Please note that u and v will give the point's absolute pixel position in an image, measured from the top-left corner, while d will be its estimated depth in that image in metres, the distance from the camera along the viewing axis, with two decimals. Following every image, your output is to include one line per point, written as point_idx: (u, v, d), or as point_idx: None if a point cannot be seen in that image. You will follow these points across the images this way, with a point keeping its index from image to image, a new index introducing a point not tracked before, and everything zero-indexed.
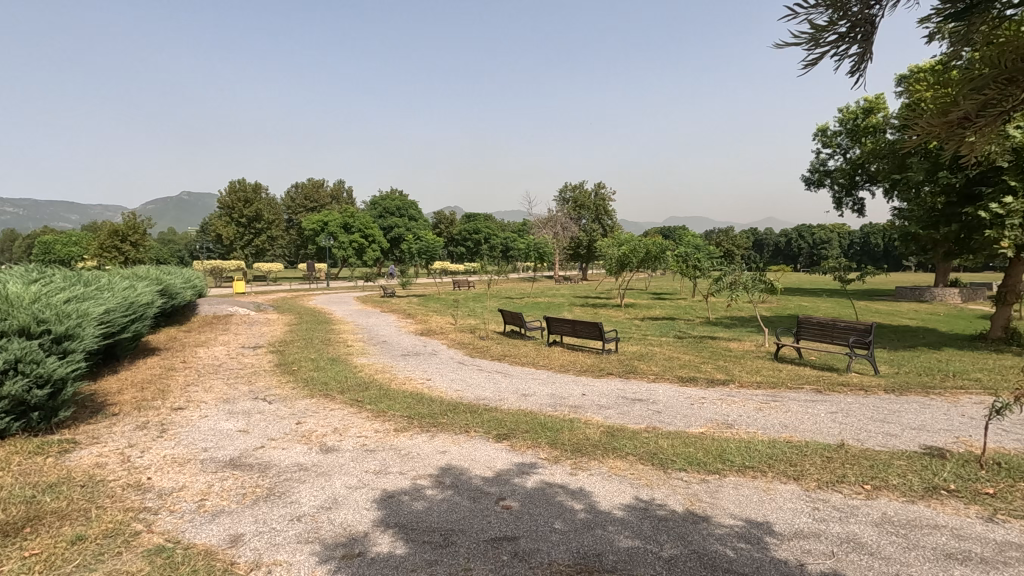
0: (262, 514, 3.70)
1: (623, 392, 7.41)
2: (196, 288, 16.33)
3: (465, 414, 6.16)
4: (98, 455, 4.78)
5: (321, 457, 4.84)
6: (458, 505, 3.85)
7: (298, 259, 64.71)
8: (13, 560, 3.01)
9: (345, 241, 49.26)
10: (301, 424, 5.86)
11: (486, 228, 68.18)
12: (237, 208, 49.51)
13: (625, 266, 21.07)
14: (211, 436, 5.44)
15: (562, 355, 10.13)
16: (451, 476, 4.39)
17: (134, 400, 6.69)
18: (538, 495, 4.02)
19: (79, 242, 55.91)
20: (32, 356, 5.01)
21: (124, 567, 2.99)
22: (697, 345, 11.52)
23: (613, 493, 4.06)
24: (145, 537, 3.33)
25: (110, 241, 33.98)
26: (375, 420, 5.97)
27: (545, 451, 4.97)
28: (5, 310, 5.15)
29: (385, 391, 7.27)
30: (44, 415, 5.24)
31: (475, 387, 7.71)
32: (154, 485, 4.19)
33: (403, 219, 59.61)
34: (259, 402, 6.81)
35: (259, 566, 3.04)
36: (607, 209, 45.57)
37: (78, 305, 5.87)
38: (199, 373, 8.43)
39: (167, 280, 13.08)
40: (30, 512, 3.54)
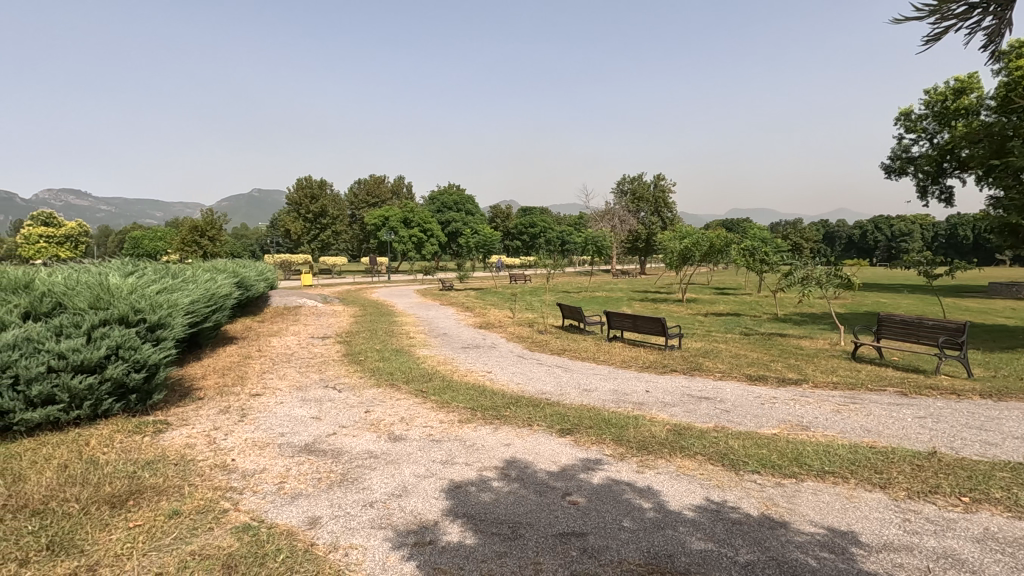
0: (338, 499, 3.84)
1: (689, 390, 7.19)
2: (267, 281, 17.16)
3: (528, 408, 6.18)
4: (188, 436, 5.12)
5: (389, 446, 4.98)
6: (524, 498, 3.86)
7: (359, 253, 66.92)
8: (120, 529, 3.27)
9: (405, 235, 50.41)
10: (369, 413, 6.05)
11: (542, 222, 68.19)
12: (303, 204, 51.67)
13: (687, 260, 20.30)
14: (286, 422, 5.72)
15: (623, 351, 9.95)
16: (517, 469, 4.41)
17: (216, 385, 7.13)
18: (605, 492, 3.97)
19: (163, 237, 60.29)
20: (130, 343, 5.41)
21: (215, 542, 3.18)
22: (765, 343, 11.03)
23: (684, 493, 3.94)
24: (233, 515, 3.54)
25: (190, 237, 36.51)
26: (439, 411, 6.10)
27: (610, 448, 4.90)
28: (106, 301, 5.55)
29: (448, 382, 7.39)
30: (140, 398, 5.70)
31: (536, 381, 7.70)
32: (238, 466, 4.45)
33: (460, 213, 60.33)
34: (329, 390, 7.09)
35: (336, 549, 3.17)
36: (667, 202, 43.76)
37: (168, 296, 6.26)
38: (274, 362, 8.89)
39: (242, 273, 13.82)
40: (133, 486, 3.84)
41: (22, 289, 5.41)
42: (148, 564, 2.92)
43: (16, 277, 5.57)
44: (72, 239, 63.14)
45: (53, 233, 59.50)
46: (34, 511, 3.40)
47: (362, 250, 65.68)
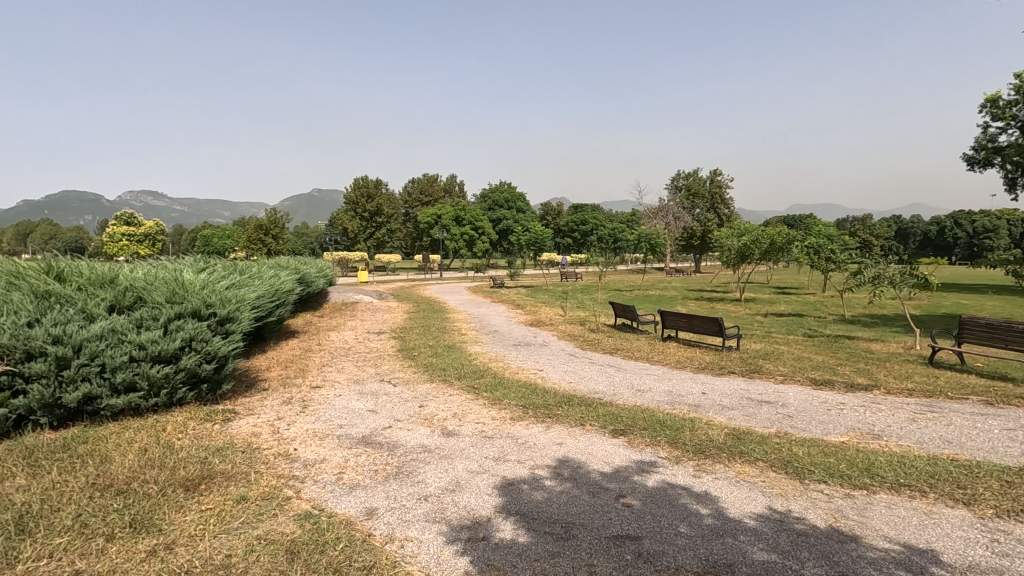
0: (393, 491, 3.93)
1: (748, 393, 6.91)
2: (326, 278, 17.81)
3: (580, 407, 6.12)
4: (254, 425, 5.38)
5: (443, 441, 5.05)
6: (577, 498, 3.82)
7: (413, 251, 68.39)
8: (194, 511, 3.46)
9: (457, 233, 51.09)
10: (423, 407, 6.16)
11: (594, 219, 67.51)
12: (360, 203, 53.29)
13: (745, 258, 19.57)
14: (344, 414, 5.91)
15: (678, 351, 9.70)
16: (569, 468, 4.37)
17: (279, 377, 7.46)
18: (660, 496, 3.87)
19: (232, 235, 63.71)
20: (203, 335, 5.76)
21: (280, 528, 3.32)
22: (831, 345, 10.49)
23: (744, 500, 3.79)
24: (296, 503, 3.68)
25: (256, 235, 38.34)
26: (492, 408, 6.13)
27: (664, 450, 4.78)
28: (182, 295, 5.90)
29: (500, 379, 7.42)
30: (211, 387, 6.04)
31: (588, 381, 7.62)
32: (299, 455, 4.62)
33: (511, 211, 60.60)
34: (385, 384, 7.27)
35: (393, 540, 3.24)
36: (724, 198, 42.36)
37: (236, 292, 6.61)
38: (333, 355, 9.21)
39: (303, 270, 14.38)
40: (205, 471, 4.07)
41: (108, 283, 5.78)
42: (219, 546, 3.07)
43: (104, 272, 5.98)
44: (151, 237, 67.82)
45: (134, 232, 64.09)
46: (119, 490, 3.66)
47: (415, 247, 67.13)
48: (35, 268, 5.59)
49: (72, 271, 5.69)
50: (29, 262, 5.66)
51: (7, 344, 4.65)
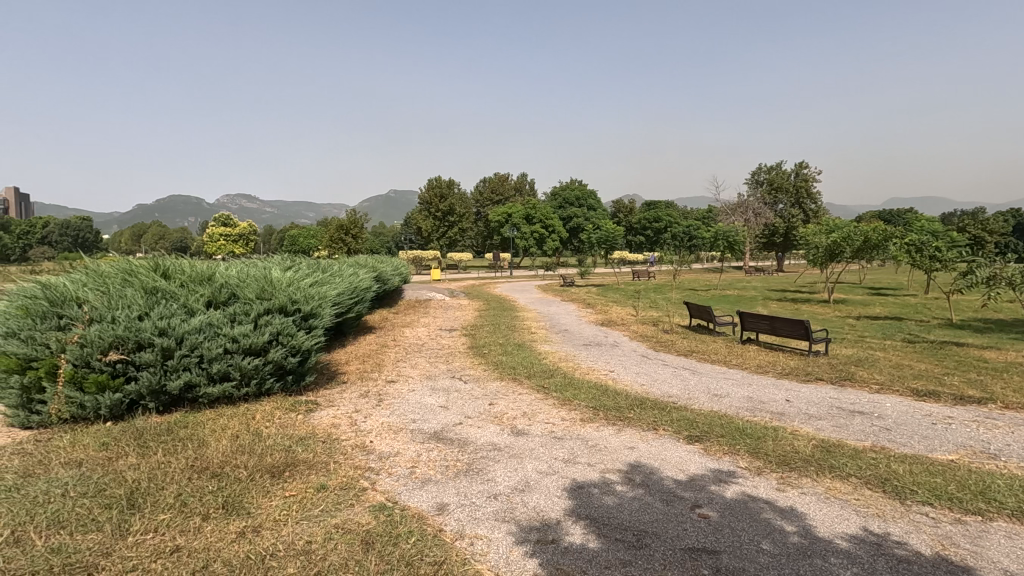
0: (464, 488, 3.97)
1: (838, 402, 6.42)
2: (401, 276, 18.40)
3: (653, 410, 5.93)
4: (334, 417, 5.63)
5: (513, 440, 5.06)
6: (650, 506, 3.69)
7: (484, 249, 69.46)
8: (279, 497, 3.67)
9: (527, 232, 51.33)
10: (493, 405, 6.21)
11: (667, 216, 65.55)
12: (434, 203, 54.72)
13: (835, 256, 18.24)
14: (417, 409, 6.06)
15: (758, 355, 9.19)
16: (642, 474, 4.23)
17: (358, 371, 7.79)
18: (740, 508, 3.66)
19: (315, 235, 67.52)
20: (288, 330, 6.13)
21: (356, 518, 3.44)
22: (936, 352, 9.54)
23: (835, 519, 3.50)
24: (371, 494, 3.81)
25: (337, 234, 40.45)
26: (562, 408, 6.08)
27: (744, 460, 4.53)
28: (270, 291, 6.28)
29: (570, 379, 7.35)
30: (296, 378, 6.42)
31: (662, 383, 7.37)
32: (375, 448, 4.79)
33: (582, 209, 60.03)
34: (456, 381, 7.39)
35: (463, 537, 3.26)
36: (811, 191, 39.70)
37: (319, 289, 6.96)
38: (406, 351, 9.50)
39: (380, 268, 14.95)
40: (289, 459, 4.30)
41: (205, 279, 6.24)
42: (300, 532, 3.23)
43: (203, 268, 6.45)
44: (245, 237, 73.23)
45: (231, 232, 69.52)
46: (213, 473, 3.94)
47: (486, 246, 68.15)
48: (145, 266, 6.13)
49: (176, 269, 6.19)
50: (140, 260, 6.21)
51: (121, 335, 5.14)
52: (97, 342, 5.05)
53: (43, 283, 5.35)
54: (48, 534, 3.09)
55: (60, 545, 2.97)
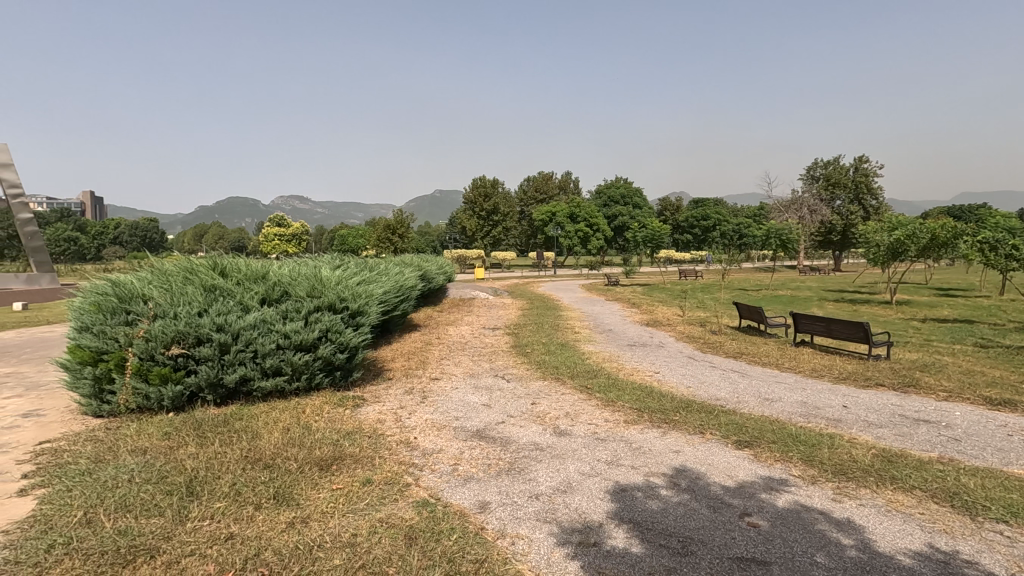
0: (505, 487, 3.98)
1: (901, 409, 6.06)
2: (446, 275, 18.65)
3: (700, 414, 5.77)
4: (380, 413, 5.75)
5: (555, 440, 5.03)
6: (696, 512, 3.59)
7: (528, 248, 69.56)
8: (326, 490, 3.78)
9: (571, 231, 51.14)
10: (535, 405, 6.20)
11: (716, 214, 63.83)
12: (478, 203, 55.18)
13: (898, 255, 17.29)
14: (460, 407, 6.11)
15: (813, 358, 8.80)
16: (687, 479, 4.12)
17: (403, 368, 7.94)
18: (792, 518, 3.51)
19: (364, 234, 69.40)
20: (337, 327, 6.29)
21: (399, 513, 3.50)
22: (1012, 358, 8.88)
23: (897, 534, 3.30)
24: (414, 490, 3.87)
25: (384, 234, 41.42)
26: (605, 409, 6.01)
27: (798, 468, 4.35)
28: (320, 289, 6.46)
29: (614, 380, 7.24)
30: (343, 374, 6.59)
31: (709, 386, 7.15)
32: (419, 444, 4.86)
33: (627, 207, 59.19)
34: (498, 380, 7.42)
35: (504, 536, 3.27)
36: (872, 187, 37.74)
37: (366, 287, 7.11)
38: (450, 349, 9.61)
39: (425, 267, 15.18)
40: (336, 453, 4.42)
41: (260, 277, 6.48)
42: (346, 524, 3.31)
43: (257, 267, 6.69)
44: (298, 237, 75.94)
45: (285, 232, 72.32)
46: (265, 464, 4.09)
47: (530, 245, 68.23)
48: (205, 265, 6.42)
49: (232, 267, 6.45)
50: (200, 258, 6.51)
51: (182, 330, 5.41)
52: (160, 337, 5.34)
53: (113, 281, 5.70)
54: (115, 517, 3.28)
55: (126, 527, 3.15)
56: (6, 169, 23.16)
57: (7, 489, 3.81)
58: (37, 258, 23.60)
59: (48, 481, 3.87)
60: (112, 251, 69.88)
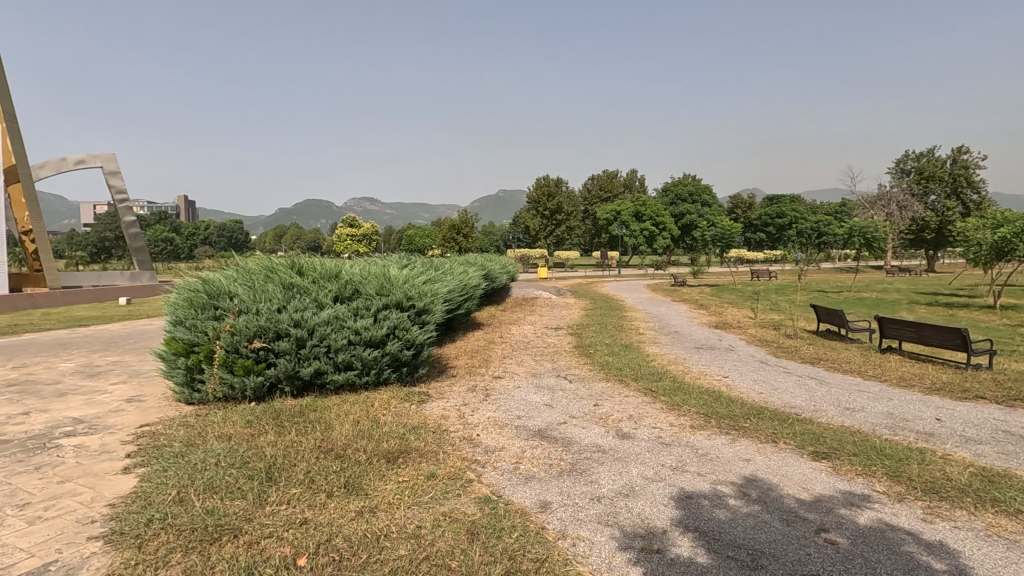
0: (567, 488, 3.96)
1: (1005, 425, 5.50)
2: (510, 274, 18.80)
3: (773, 421, 5.49)
4: (444, 409, 5.89)
5: (618, 443, 4.95)
6: (767, 524, 3.42)
7: (592, 248, 68.90)
8: (393, 482, 3.91)
9: (637, 228, 50.45)
10: (598, 406, 6.13)
11: (793, 211, 60.58)
12: (542, 203, 55.22)
13: (1003, 254, 15.72)
14: (522, 406, 6.14)
15: (902, 366, 8.16)
16: (758, 489, 3.94)
17: (466, 365, 8.07)
18: (875, 537, 3.28)
19: (430, 234, 71.28)
20: (404, 325, 6.50)
21: (462, 508, 3.57)
22: None
23: (998, 563, 3.00)
24: (477, 487, 3.93)
25: (450, 233, 42.36)
26: (670, 413, 5.85)
27: (882, 483, 4.05)
28: (389, 287, 6.69)
29: (679, 383, 7.03)
30: (410, 370, 6.81)
31: (783, 392, 6.79)
32: (481, 441, 4.94)
33: (695, 205, 57.37)
34: (561, 380, 7.40)
35: (565, 537, 3.26)
36: (972, 180, 34.54)
37: (431, 286, 7.29)
38: (513, 348, 9.68)
39: (489, 266, 15.36)
40: (402, 446, 4.56)
41: (333, 275, 6.78)
42: (411, 516, 3.41)
43: (331, 266, 6.99)
44: (368, 237, 78.94)
45: (356, 232, 75.42)
46: (337, 454, 4.30)
47: (594, 245, 67.57)
48: (284, 264, 6.80)
49: (308, 266, 6.79)
50: (280, 258, 6.89)
51: (264, 325, 5.77)
52: (244, 330, 5.71)
53: (204, 278, 6.16)
54: (204, 497, 3.55)
55: (213, 507, 3.41)
56: (114, 176, 25.53)
57: (114, 467, 4.22)
58: (139, 257, 25.88)
59: (147, 461, 4.25)
60: (203, 250, 75.47)
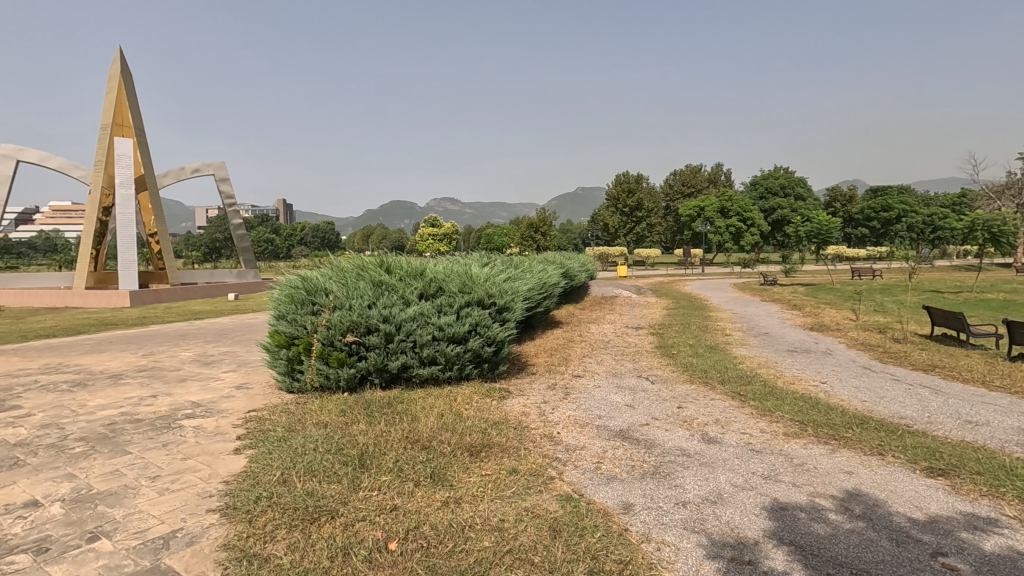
0: (650, 490, 3.88)
1: None
2: (588, 272, 18.63)
3: (879, 432, 5.06)
4: (524, 405, 5.95)
5: (704, 447, 4.77)
6: (873, 543, 3.17)
7: (674, 246, 66.69)
8: (477, 475, 4.01)
9: (722, 225, 48.23)
10: (682, 409, 5.92)
11: (902, 204, 55.33)
12: (622, 199, 54.17)
13: None
14: (602, 406, 6.08)
15: None
16: (863, 505, 3.65)
17: (546, 364, 8.09)
18: (1004, 567, 2.93)
19: (508, 233, 72.07)
20: (485, 322, 6.64)
21: (543, 505, 3.59)
22: None
23: None
24: (558, 484, 3.94)
25: (528, 232, 42.64)
26: (761, 419, 5.55)
27: (1012, 508, 3.61)
28: (471, 286, 6.83)
29: (771, 388, 6.64)
30: (490, 366, 6.96)
31: (890, 401, 6.24)
32: (562, 439, 4.93)
33: (788, 199, 53.91)
34: (642, 380, 7.24)
35: (649, 541, 3.19)
36: None
37: (512, 284, 7.39)
38: (592, 347, 9.59)
39: (567, 265, 15.30)
40: (485, 440, 4.66)
41: (418, 273, 7.02)
42: (494, 509, 3.48)
43: (416, 264, 7.24)
44: (448, 236, 81.16)
45: (437, 231, 77.74)
46: (423, 445, 4.47)
47: (676, 242, 65.40)
48: (374, 263, 7.13)
49: (395, 264, 7.08)
50: (370, 257, 7.24)
51: (356, 320, 6.09)
52: (339, 325, 6.07)
53: (303, 276, 6.59)
54: (305, 479, 3.82)
55: (312, 489, 3.66)
56: (224, 182, 28.00)
57: (227, 447, 4.64)
58: (245, 256, 28.19)
59: (255, 443, 4.64)
60: (299, 250, 80.96)
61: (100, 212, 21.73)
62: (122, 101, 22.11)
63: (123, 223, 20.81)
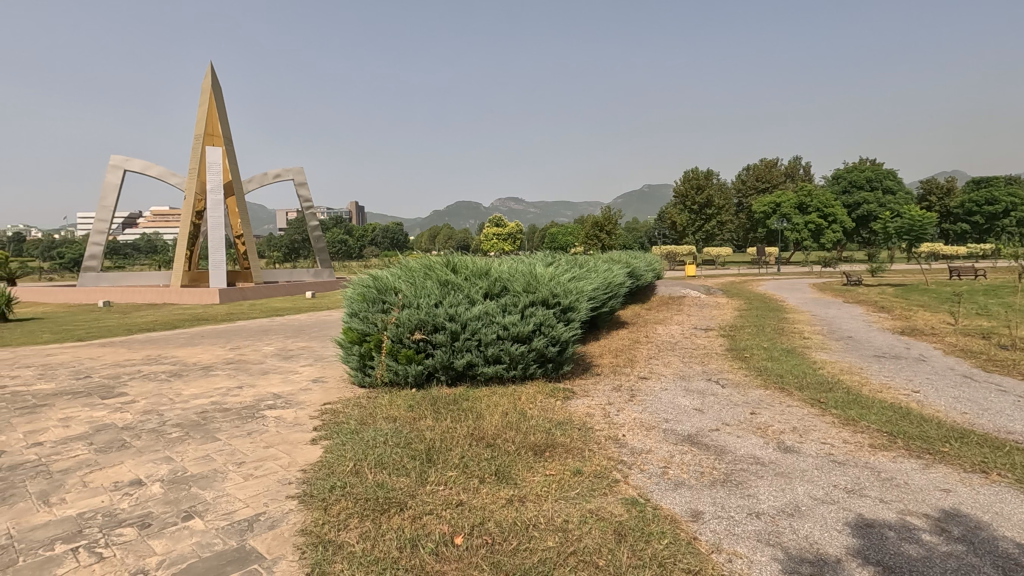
0: (721, 498, 3.74)
1: None
2: (655, 271, 18.16)
3: (982, 449, 4.59)
4: (588, 406, 5.90)
5: (779, 456, 4.53)
6: (975, 569, 2.89)
7: (747, 244, 63.78)
8: (540, 474, 4.01)
9: (799, 222, 45.65)
10: (755, 415, 5.65)
11: (1010, 196, 50.03)
12: (690, 197, 52.45)
13: None
14: (670, 409, 5.91)
15: None
16: (962, 527, 3.33)
17: (610, 365, 7.98)
18: None
19: (572, 232, 71.67)
20: (549, 322, 6.64)
21: (608, 507, 3.54)
22: None
23: None
24: (623, 487, 3.87)
25: (592, 231, 42.17)
26: (843, 428, 5.20)
27: None
28: (535, 285, 6.85)
29: (855, 396, 6.20)
30: (554, 366, 6.95)
31: (995, 415, 5.67)
32: (627, 442, 4.85)
33: (876, 193, 50.13)
34: (712, 384, 6.98)
35: (720, 551, 3.07)
36: None
37: (577, 284, 7.33)
38: (658, 348, 9.34)
39: (633, 264, 15.00)
40: (549, 440, 4.65)
41: (483, 272, 7.10)
42: (558, 509, 3.47)
43: (482, 264, 7.33)
44: (512, 236, 81.77)
45: (502, 230, 78.48)
46: (488, 443, 4.52)
47: (749, 240, 62.49)
48: (440, 262, 7.28)
49: (461, 264, 7.20)
50: (436, 257, 7.42)
51: (423, 318, 6.26)
52: (407, 323, 6.25)
53: (374, 276, 6.85)
54: (375, 471, 3.97)
55: (382, 481, 3.79)
56: (302, 187, 29.59)
57: (305, 437, 4.91)
58: (321, 256, 29.66)
59: (329, 435, 4.87)
60: (370, 251, 84.31)
61: (193, 216, 23.59)
62: (212, 112, 23.85)
63: (213, 225, 22.47)
